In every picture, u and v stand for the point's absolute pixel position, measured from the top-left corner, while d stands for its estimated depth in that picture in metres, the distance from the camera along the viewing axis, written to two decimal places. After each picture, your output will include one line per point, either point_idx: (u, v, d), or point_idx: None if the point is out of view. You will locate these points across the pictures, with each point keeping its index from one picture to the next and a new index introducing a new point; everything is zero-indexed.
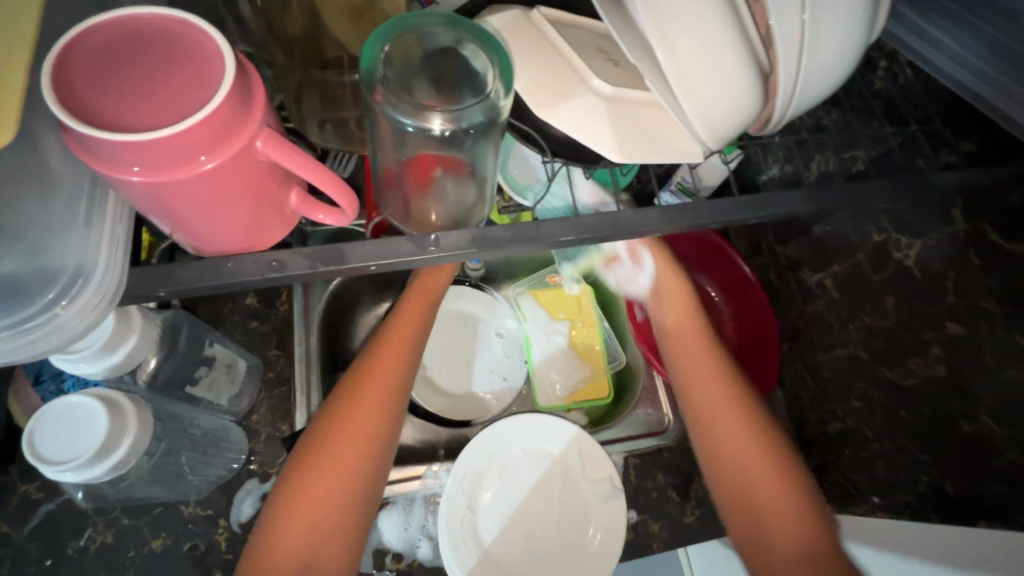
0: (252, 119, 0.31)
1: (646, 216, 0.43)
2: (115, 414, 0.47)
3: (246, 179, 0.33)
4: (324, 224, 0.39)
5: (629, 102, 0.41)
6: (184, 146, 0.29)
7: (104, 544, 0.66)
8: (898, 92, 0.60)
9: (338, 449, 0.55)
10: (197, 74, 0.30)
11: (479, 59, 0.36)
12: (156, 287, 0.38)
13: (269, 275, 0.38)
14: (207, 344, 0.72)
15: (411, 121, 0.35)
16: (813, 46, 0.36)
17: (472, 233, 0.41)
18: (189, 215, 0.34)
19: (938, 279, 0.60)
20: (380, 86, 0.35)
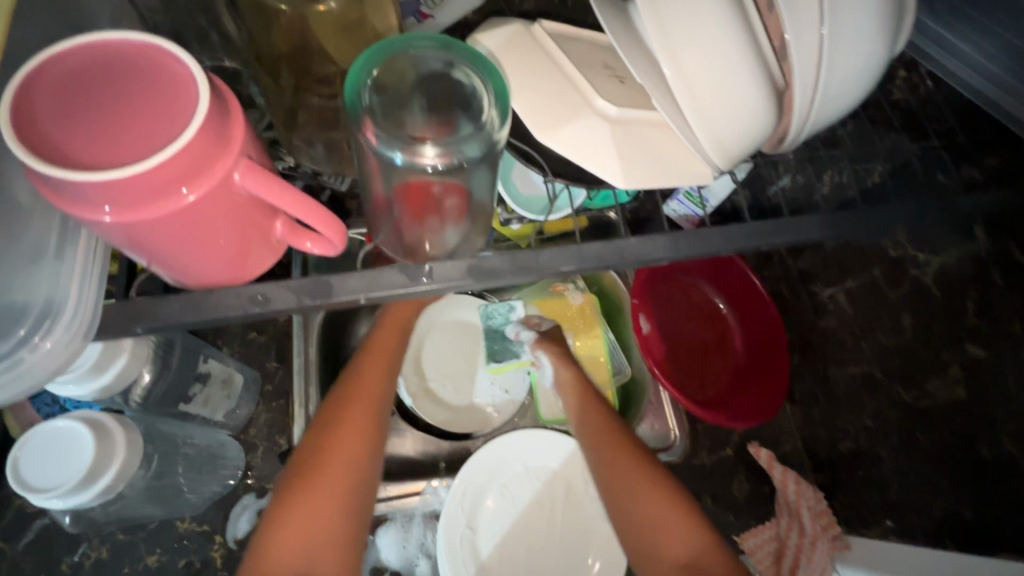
0: (230, 151, 0.30)
1: (655, 245, 0.41)
2: (101, 439, 0.46)
3: (227, 212, 0.32)
4: (312, 253, 0.36)
5: (637, 123, 0.39)
6: (159, 181, 0.28)
7: (98, 560, 0.65)
8: (918, 103, 0.57)
9: (331, 450, 0.54)
10: (170, 106, 0.28)
11: (472, 82, 0.34)
12: (132, 325, 0.38)
13: (253, 310, 0.38)
14: (201, 359, 0.70)
15: (400, 154, 0.33)
16: (833, 63, 0.34)
17: (467, 263, 0.40)
18: (167, 250, 0.32)
19: (959, 297, 0.60)
20: (368, 117, 0.33)
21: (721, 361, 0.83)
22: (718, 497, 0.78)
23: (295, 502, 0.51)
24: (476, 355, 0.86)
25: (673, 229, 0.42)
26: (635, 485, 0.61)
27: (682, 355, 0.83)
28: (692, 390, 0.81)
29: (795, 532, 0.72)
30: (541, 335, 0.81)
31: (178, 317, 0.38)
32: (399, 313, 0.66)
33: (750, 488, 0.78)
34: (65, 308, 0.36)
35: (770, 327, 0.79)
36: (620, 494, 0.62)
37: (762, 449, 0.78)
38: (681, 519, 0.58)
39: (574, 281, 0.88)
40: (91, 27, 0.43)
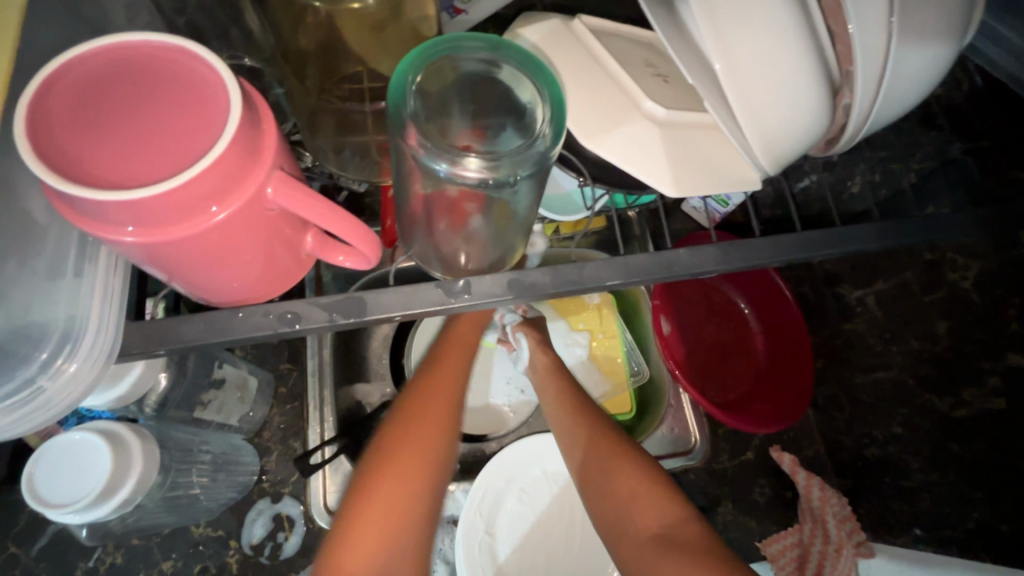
0: (262, 164, 0.28)
1: (704, 256, 0.39)
2: (117, 452, 0.45)
3: (257, 227, 0.30)
4: (346, 267, 0.34)
5: (686, 127, 0.37)
6: (189, 198, 0.26)
7: (113, 565, 0.64)
8: (963, 101, 0.54)
9: (409, 447, 0.53)
10: (199, 116, 0.26)
11: (515, 86, 0.33)
12: (154, 347, 0.36)
13: (283, 329, 0.36)
14: (217, 365, 0.67)
15: (445, 165, 0.30)
16: (898, 62, 0.32)
17: (506, 277, 0.38)
18: (193, 268, 0.31)
19: (1000, 306, 0.57)
20: (410, 124, 0.31)
21: (742, 363, 0.82)
22: (740, 502, 0.77)
23: (376, 497, 0.51)
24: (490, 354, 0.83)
25: (721, 239, 0.40)
26: (608, 463, 0.62)
27: (702, 357, 0.81)
28: (713, 392, 0.79)
29: (818, 539, 0.71)
30: (525, 322, 0.76)
31: (202, 337, 0.36)
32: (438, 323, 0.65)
33: (773, 494, 0.77)
34: (85, 332, 0.35)
35: (795, 328, 0.77)
36: (594, 473, 0.62)
37: (785, 453, 0.77)
38: (654, 493, 0.59)
39: None
40: (104, 27, 0.42)
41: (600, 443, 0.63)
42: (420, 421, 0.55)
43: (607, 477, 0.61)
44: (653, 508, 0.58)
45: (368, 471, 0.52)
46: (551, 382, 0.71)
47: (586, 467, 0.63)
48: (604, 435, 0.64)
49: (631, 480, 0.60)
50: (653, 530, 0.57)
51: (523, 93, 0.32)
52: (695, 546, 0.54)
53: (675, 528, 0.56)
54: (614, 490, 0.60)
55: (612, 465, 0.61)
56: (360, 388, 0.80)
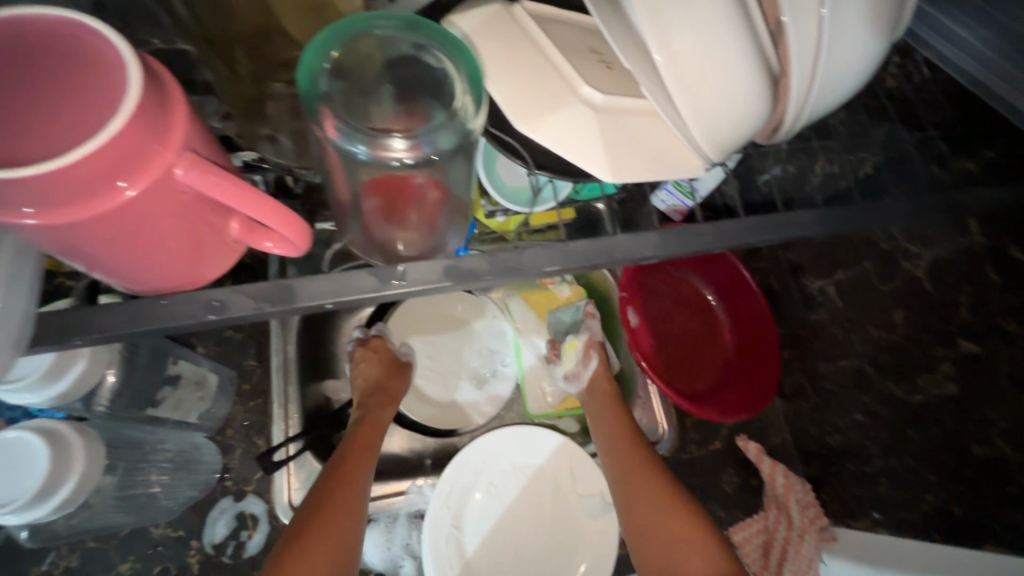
0: (170, 143, 0.27)
1: (643, 242, 0.40)
2: (57, 451, 0.43)
3: (173, 209, 0.29)
4: (273, 253, 0.33)
5: (624, 112, 0.37)
6: (91, 174, 0.25)
7: (67, 569, 0.62)
8: (914, 91, 0.55)
9: (334, 494, 0.57)
10: (97, 91, 0.26)
11: (441, 66, 0.33)
12: (70, 336, 0.35)
13: (208, 317, 0.35)
14: (171, 361, 0.68)
15: (364, 148, 0.32)
16: (831, 48, 0.32)
17: (443, 263, 0.38)
18: (106, 253, 0.30)
19: (952, 295, 0.58)
20: (326, 107, 0.32)
21: (710, 354, 0.82)
22: (707, 491, 0.78)
23: (299, 556, 0.52)
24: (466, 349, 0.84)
25: (661, 225, 0.41)
26: (657, 500, 0.61)
27: (672, 348, 0.82)
28: (680, 383, 0.80)
29: (783, 524, 0.72)
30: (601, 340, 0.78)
31: (124, 326, 0.36)
32: (372, 413, 0.69)
33: (740, 482, 0.78)
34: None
35: (762, 319, 0.78)
36: (640, 512, 0.61)
37: (752, 442, 0.78)
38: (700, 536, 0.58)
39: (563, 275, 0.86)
40: None
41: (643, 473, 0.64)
42: (341, 473, 0.59)
43: (652, 511, 0.61)
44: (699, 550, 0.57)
45: (295, 532, 0.54)
46: (608, 411, 0.72)
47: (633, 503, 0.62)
48: (654, 472, 0.64)
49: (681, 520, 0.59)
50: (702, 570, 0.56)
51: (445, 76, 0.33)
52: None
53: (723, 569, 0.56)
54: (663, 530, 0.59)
55: (656, 499, 0.61)
56: (331, 385, 0.79)
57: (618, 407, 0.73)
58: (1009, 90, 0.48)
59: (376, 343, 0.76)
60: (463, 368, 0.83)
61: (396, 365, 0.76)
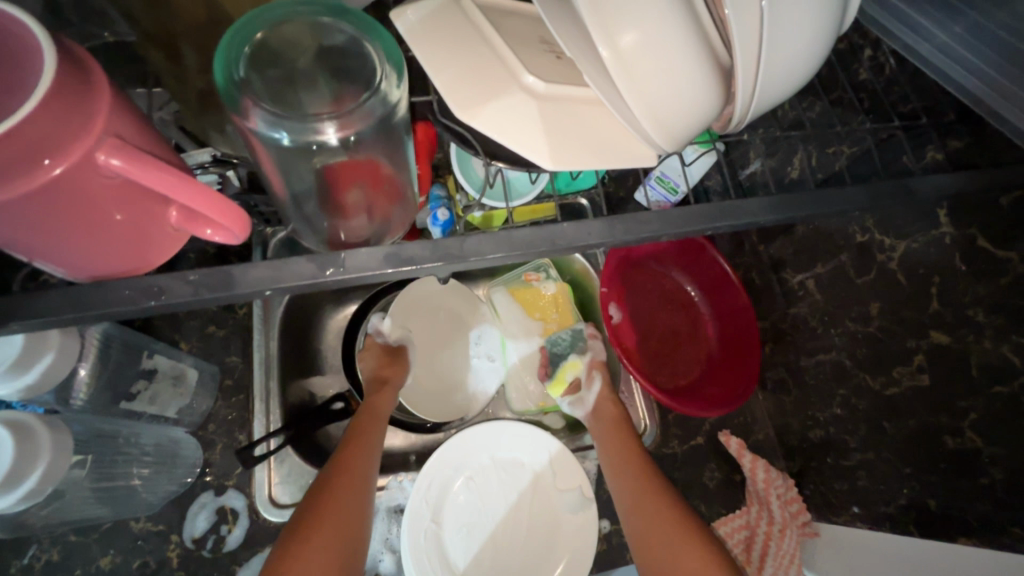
0: (92, 126, 0.28)
1: (587, 229, 0.40)
2: (22, 442, 0.44)
3: (100, 193, 0.30)
4: (214, 241, 0.33)
5: (568, 99, 0.37)
6: (10, 156, 0.26)
7: (49, 563, 0.63)
8: (883, 84, 0.56)
9: (336, 490, 0.57)
10: (19, 77, 0.26)
11: (367, 49, 0.36)
12: (5, 321, 0.34)
13: (146, 303, 0.35)
14: (145, 356, 0.70)
15: (287, 135, 0.34)
16: (772, 38, 0.32)
17: (385, 251, 0.38)
18: (39, 236, 0.30)
19: (924, 285, 0.57)
20: (247, 96, 0.34)
21: (693, 349, 0.83)
22: (689, 487, 0.77)
23: (298, 552, 0.51)
24: (456, 342, 0.85)
25: (608, 213, 0.41)
26: (659, 504, 0.60)
27: (654, 344, 0.82)
28: (663, 378, 0.80)
29: (764, 520, 0.72)
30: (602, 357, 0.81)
31: (59, 311, 0.34)
32: (375, 400, 0.70)
33: (722, 477, 0.78)
34: None
35: (743, 314, 0.78)
36: (642, 515, 0.60)
37: (733, 437, 0.78)
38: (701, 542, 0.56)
39: (547, 271, 0.85)
40: None
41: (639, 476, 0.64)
42: (345, 469, 0.59)
43: (655, 519, 0.59)
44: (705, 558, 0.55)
45: (294, 529, 0.53)
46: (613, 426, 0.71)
47: (639, 510, 0.61)
48: (656, 480, 0.63)
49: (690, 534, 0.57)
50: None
51: (371, 62, 0.36)
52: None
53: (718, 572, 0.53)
54: (670, 538, 0.57)
55: (661, 508, 0.60)
56: (317, 382, 0.81)
57: (622, 422, 0.73)
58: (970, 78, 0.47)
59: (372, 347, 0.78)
60: (454, 361, 0.84)
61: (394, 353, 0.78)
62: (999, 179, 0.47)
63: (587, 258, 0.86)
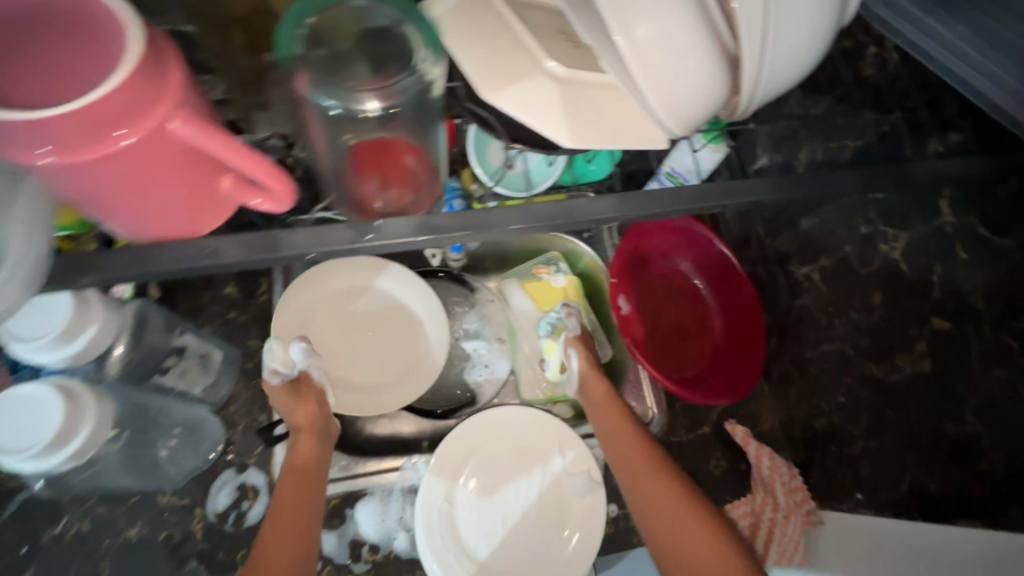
0: (163, 100, 0.31)
1: (603, 204, 0.42)
2: (71, 404, 0.47)
3: (168, 160, 0.33)
4: (261, 209, 0.38)
5: (586, 85, 0.39)
6: (95, 125, 0.30)
7: (79, 532, 0.66)
8: (887, 80, 0.58)
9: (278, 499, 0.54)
10: (107, 58, 0.30)
11: (410, 32, 0.40)
12: (80, 275, 0.37)
13: (201, 261, 0.38)
14: (178, 333, 0.74)
15: (335, 103, 0.38)
16: (777, 30, 0.35)
17: (416, 220, 0.41)
18: (116, 199, 0.35)
19: (925, 274, 0.60)
20: (302, 68, 0.39)
21: (700, 340, 0.84)
22: (697, 474, 0.79)
23: None
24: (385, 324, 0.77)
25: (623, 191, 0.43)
26: (658, 485, 0.61)
27: (661, 334, 0.84)
28: (670, 368, 0.82)
29: (770, 506, 0.72)
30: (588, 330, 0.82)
31: (125, 268, 0.37)
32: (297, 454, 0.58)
33: (727, 466, 0.79)
34: None
35: (749, 305, 0.80)
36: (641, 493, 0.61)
37: (738, 427, 0.79)
38: (701, 522, 0.57)
39: (557, 264, 0.87)
40: None
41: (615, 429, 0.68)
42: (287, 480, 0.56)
43: (657, 499, 0.60)
44: (707, 542, 0.55)
45: None
46: (609, 407, 0.71)
47: (640, 488, 0.62)
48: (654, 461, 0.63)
49: (692, 516, 0.57)
50: (680, 520, 0.57)
51: (413, 43, 0.39)
52: (727, 543, 0.55)
53: (698, 512, 0.58)
54: (671, 520, 0.58)
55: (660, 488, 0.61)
56: None
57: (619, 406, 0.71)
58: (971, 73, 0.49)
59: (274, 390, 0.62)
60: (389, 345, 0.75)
61: (298, 385, 0.63)
62: (994, 171, 0.49)
63: (597, 251, 0.89)
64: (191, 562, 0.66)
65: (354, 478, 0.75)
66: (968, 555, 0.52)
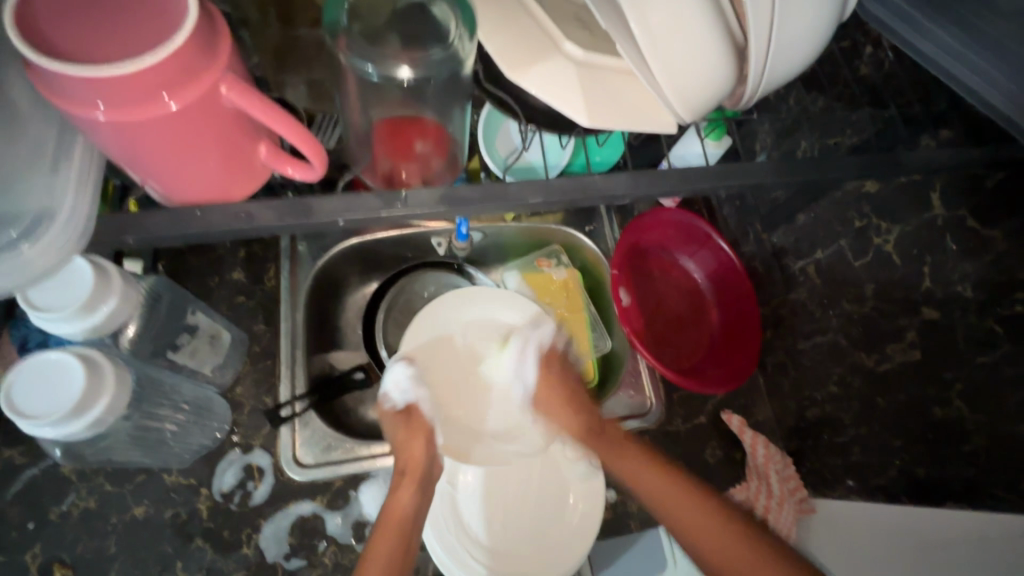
0: (213, 67, 0.33)
1: (614, 181, 0.44)
2: (92, 373, 0.48)
3: (210, 119, 0.36)
4: (293, 177, 0.41)
5: (602, 68, 0.42)
6: (147, 86, 0.31)
7: (86, 509, 0.67)
8: (882, 79, 0.59)
9: (377, 545, 0.58)
10: (165, 26, 0.32)
11: (438, 7, 0.43)
12: (123, 234, 0.39)
13: (236, 224, 0.40)
14: (189, 313, 0.74)
15: (375, 70, 0.44)
16: (782, 19, 0.37)
17: (440, 191, 0.43)
18: (158, 156, 0.37)
19: (916, 262, 0.62)
20: (343, 37, 0.44)
21: (697, 333, 0.86)
22: (691, 462, 0.78)
23: None
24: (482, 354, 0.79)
25: (632, 170, 0.45)
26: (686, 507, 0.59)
27: (660, 326, 0.85)
28: (668, 358, 0.84)
29: (763, 494, 0.71)
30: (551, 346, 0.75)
31: (164, 228, 0.40)
32: (399, 497, 0.63)
33: (723, 454, 0.79)
34: (57, 215, 0.37)
35: (746, 298, 0.81)
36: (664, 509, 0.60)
37: (734, 416, 0.78)
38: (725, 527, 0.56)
39: (558, 258, 0.90)
40: None
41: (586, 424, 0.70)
42: (387, 523, 0.60)
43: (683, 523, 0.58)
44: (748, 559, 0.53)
45: None
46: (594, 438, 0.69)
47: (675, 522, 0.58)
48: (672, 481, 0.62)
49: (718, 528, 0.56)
50: (708, 533, 0.56)
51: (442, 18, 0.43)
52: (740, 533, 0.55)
53: (703, 506, 0.58)
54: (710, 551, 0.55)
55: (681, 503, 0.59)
56: (337, 355, 0.86)
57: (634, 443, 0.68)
58: (957, 67, 0.51)
59: (388, 414, 0.69)
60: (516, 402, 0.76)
61: (409, 411, 0.68)
62: (983, 163, 0.51)
63: (598, 244, 0.89)
64: (197, 540, 0.67)
65: (358, 460, 0.74)
66: (956, 535, 0.53)
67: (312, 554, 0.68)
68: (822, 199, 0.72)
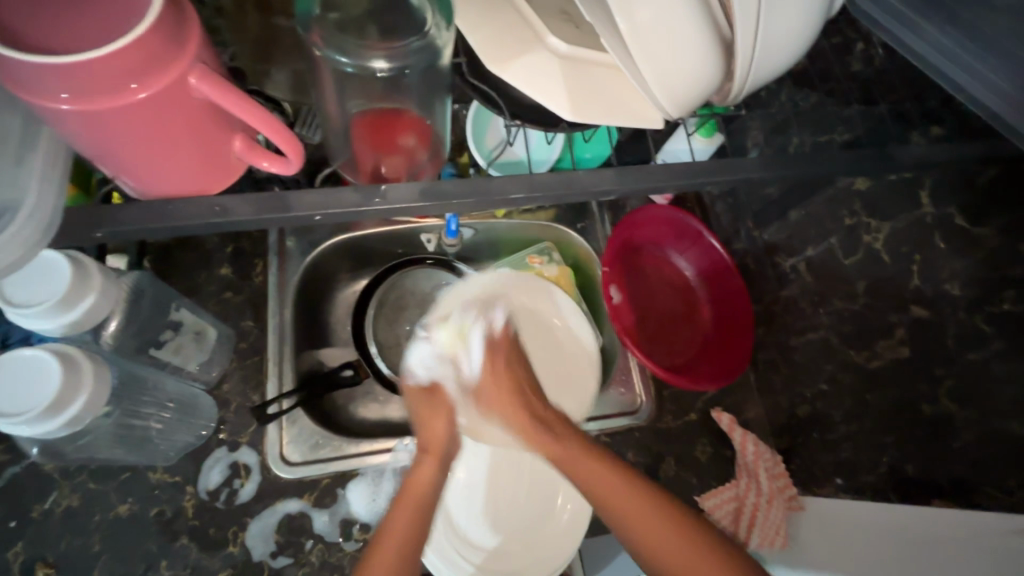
0: (182, 56, 0.33)
1: (601, 177, 0.44)
2: (70, 370, 0.48)
3: (181, 111, 0.35)
4: (269, 171, 0.40)
5: (587, 62, 0.41)
6: (112, 75, 0.31)
7: (70, 507, 0.66)
8: (875, 75, 0.61)
9: (393, 521, 0.52)
10: (132, 16, 0.32)
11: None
12: (94, 228, 0.39)
13: (213, 219, 0.39)
14: (173, 309, 0.73)
15: (349, 61, 0.43)
16: (769, 11, 0.36)
17: (421, 185, 0.42)
18: (129, 149, 0.36)
19: (906, 261, 0.62)
20: (318, 28, 0.43)
21: (687, 331, 0.85)
22: (681, 459, 0.78)
23: None
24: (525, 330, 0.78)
25: (621, 166, 0.45)
26: (663, 528, 0.47)
27: (651, 324, 0.85)
28: (658, 356, 0.83)
29: (753, 491, 0.71)
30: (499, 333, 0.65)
31: (141, 223, 0.39)
32: (417, 477, 0.56)
33: (714, 452, 0.79)
34: (21, 209, 0.37)
35: (738, 297, 0.81)
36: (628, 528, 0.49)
37: (724, 414, 0.78)
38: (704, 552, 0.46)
39: (549, 255, 0.88)
40: None
41: (552, 422, 0.59)
42: (405, 499, 0.54)
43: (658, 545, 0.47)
44: None
45: None
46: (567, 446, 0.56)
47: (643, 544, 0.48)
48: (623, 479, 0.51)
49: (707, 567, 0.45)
50: (666, 546, 0.47)
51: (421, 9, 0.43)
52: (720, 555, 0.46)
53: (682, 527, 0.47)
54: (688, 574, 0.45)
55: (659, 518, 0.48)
56: (326, 352, 0.85)
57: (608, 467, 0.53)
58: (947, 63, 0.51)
59: (412, 390, 0.65)
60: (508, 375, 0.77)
61: (433, 389, 0.64)
62: (973, 160, 0.51)
63: (590, 242, 0.89)
64: (183, 538, 0.66)
65: (346, 458, 0.73)
66: (944, 533, 0.53)
67: (298, 552, 0.67)
68: (813, 196, 0.72)
